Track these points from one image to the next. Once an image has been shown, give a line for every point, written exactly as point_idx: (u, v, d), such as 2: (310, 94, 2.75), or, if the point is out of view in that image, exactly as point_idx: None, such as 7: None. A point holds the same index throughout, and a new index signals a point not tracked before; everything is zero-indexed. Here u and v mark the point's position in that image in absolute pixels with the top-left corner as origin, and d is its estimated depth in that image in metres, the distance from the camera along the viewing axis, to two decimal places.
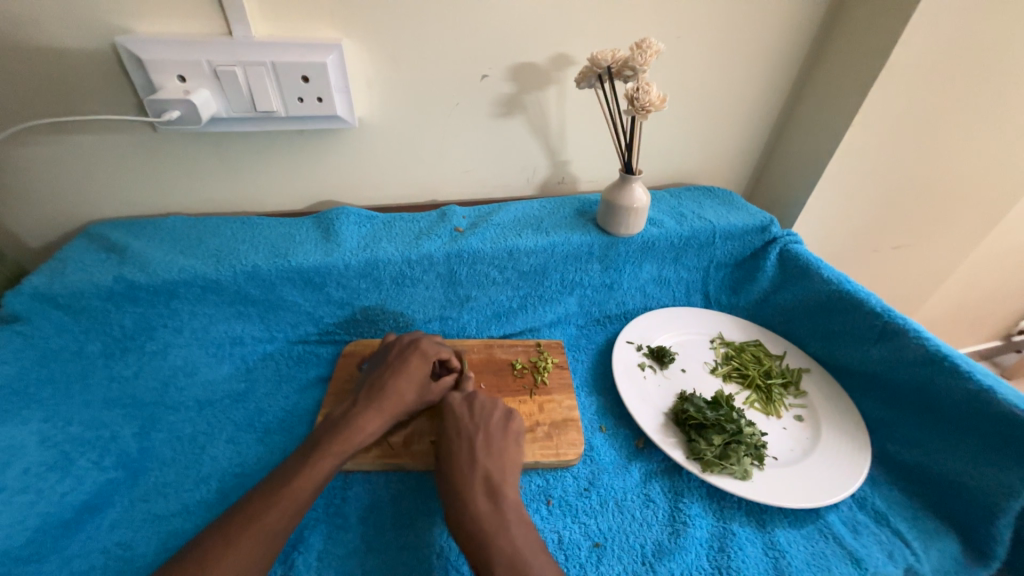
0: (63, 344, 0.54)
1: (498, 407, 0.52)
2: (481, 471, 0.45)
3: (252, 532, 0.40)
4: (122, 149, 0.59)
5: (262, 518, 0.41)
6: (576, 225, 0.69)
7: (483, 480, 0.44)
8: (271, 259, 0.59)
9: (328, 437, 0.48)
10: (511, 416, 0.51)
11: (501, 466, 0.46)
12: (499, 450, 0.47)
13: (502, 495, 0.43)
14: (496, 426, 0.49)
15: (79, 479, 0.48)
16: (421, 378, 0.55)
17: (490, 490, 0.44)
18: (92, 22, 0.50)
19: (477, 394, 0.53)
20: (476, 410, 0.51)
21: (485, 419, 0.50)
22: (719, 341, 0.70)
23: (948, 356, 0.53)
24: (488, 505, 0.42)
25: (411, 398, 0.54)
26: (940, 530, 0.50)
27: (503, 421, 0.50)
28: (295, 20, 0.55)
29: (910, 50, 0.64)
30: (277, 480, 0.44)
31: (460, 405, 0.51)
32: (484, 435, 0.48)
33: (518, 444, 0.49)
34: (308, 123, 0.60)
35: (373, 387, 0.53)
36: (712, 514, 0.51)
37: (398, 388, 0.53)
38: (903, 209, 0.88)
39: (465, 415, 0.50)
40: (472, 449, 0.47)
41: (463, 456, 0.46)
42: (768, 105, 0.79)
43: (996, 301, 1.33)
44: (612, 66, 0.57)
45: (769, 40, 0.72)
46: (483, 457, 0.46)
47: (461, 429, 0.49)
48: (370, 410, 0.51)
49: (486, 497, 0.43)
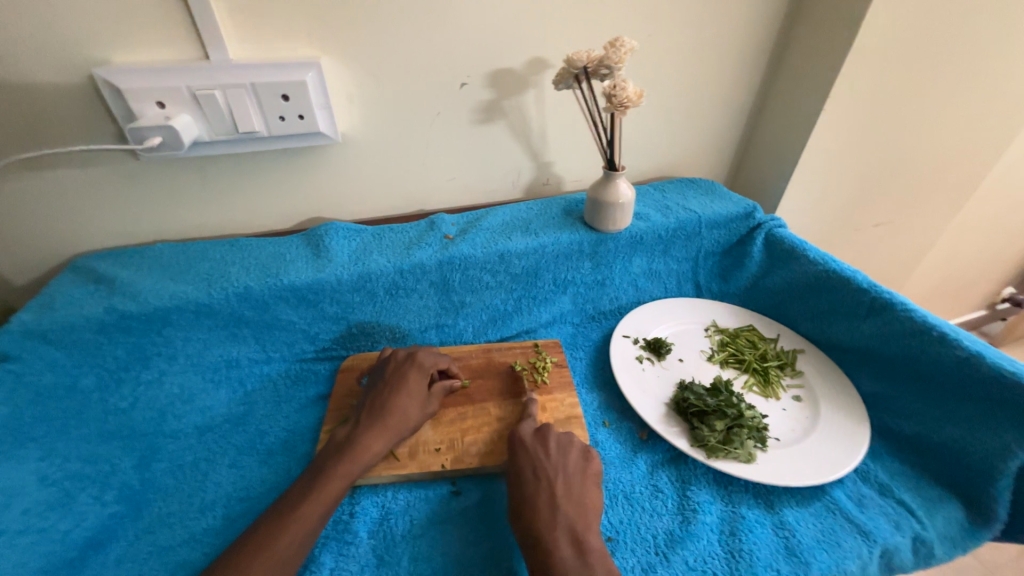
0: (55, 381, 0.53)
1: (575, 444, 0.51)
2: (565, 520, 0.43)
3: (265, 558, 0.40)
4: (105, 179, 0.58)
5: (273, 544, 0.41)
6: (565, 224, 0.70)
7: (568, 527, 0.43)
8: (262, 279, 0.58)
9: (335, 459, 0.48)
10: (590, 456, 0.50)
11: (581, 509, 0.45)
12: (579, 493, 0.46)
13: (586, 542, 0.42)
14: (574, 467, 0.48)
15: (81, 516, 0.47)
16: (422, 393, 0.55)
17: (574, 538, 0.42)
18: (66, 54, 0.50)
19: (550, 428, 0.52)
20: (556, 449, 0.50)
21: (565, 462, 0.49)
22: (713, 328, 0.71)
23: (935, 326, 0.55)
24: (572, 555, 0.41)
25: (415, 413, 0.54)
26: (943, 497, 0.51)
27: (582, 461, 0.49)
28: (271, 40, 0.55)
29: (873, 33, 0.67)
30: (286, 505, 0.44)
31: (535, 445, 0.50)
32: (563, 477, 0.47)
33: (597, 487, 0.48)
34: (291, 141, 0.60)
35: (375, 405, 0.53)
36: (721, 499, 0.51)
37: (399, 404, 0.53)
38: (879, 187, 0.90)
39: (543, 453, 0.49)
40: (551, 491, 0.45)
41: (543, 499, 0.45)
42: (742, 95, 0.81)
43: (977, 271, 1.37)
44: (588, 66, 0.58)
45: (738, 32, 0.74)
46: (565, 503, 0.45)
47: (539, 468, 0.48)
48: (374, 427, 0.51)
49: (569, 544, 0.42)
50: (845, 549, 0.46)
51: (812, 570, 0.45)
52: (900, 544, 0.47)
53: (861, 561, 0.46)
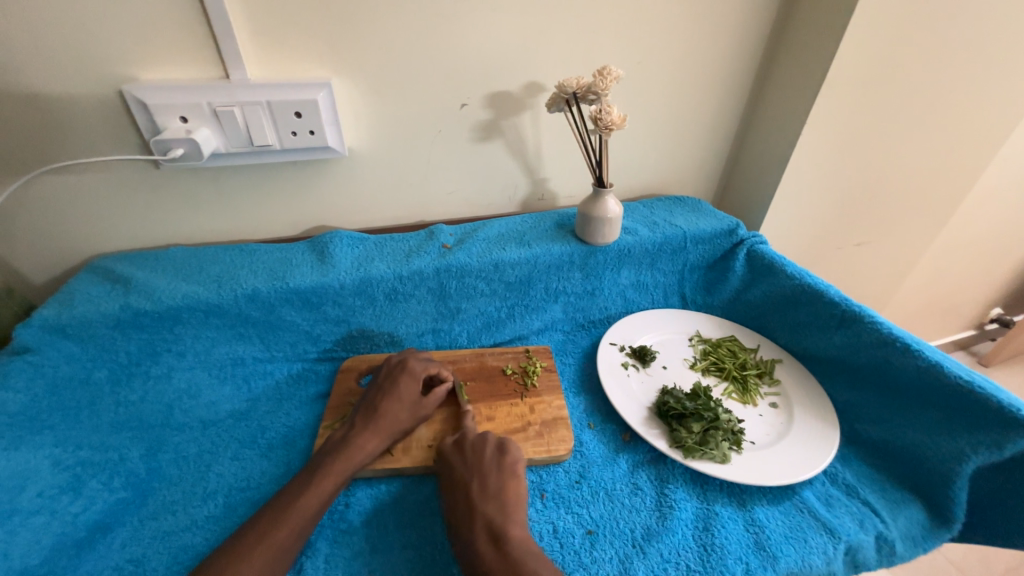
0: (71, 373, 0.56)
1: (490, 440, 0.54)
2: (481, 518, 0.46)
3: (266, 549, 0.43)
4: (126, 189, 0.63)
5: (273, 535, 0.44)
6: (557, 237, 0.74)
7: (483, 523, 0.46)
8: (269, 282, 0.62)
9: (331, 457, 0.51)
10: (502, 449, 0.52)
11: (498, 503, 0.47)
12: (494, 487, 0.49)
13: (506, 537, 0.45)
14: (489, 463, 0.51)
15: (91, 499, 0.50)
16: (413, 397, 0.58)
17: (490, 532, 0.45)
18: (101, 73, 0.55)
19: (467, 435, 0.55)
20: (471, 453, 0.52)
21: (479, 461, 0.51)
22: (697, 338, 0.74)
23: (899, 338, 0.59)
24: (491, 552, 0.44)
25: (407, 418, 0.56)
26: (906, 499, 0.54)
27: (497, 455, 0.52)
28: (288, 63, 0.60)
29: (844, 65, 0.72)
30: (285, 499, 0.47)
31: (451, 453, 0.53)
32: (479, 478, 0.50)
33: (518, 478, 0.50)
34: (302, 154, 0.65)
35: (368, 408, 0.56)
36: (697, 497, 0.54)
37: (392, 408, 0.56)
38: (860, 208, 0.95)
39: (460, 462, 0.52)
40: (468, 495, 0.48)
41: (461, 503, 0.48)
42: (727, 120, 0.86)
43: (962, 291, 1.41)
44: (577, 91, 0.63)
45: (721, 62, 0.79)
46: (481, 502, 0.47)
47: (457, 475, 0.51)
48: (367, 429, 0.54)
49: (488, 543, 0.44)
50: (811, 545, 0.49)
51: (779, 564, 0.48)
52: (863, 541, 0.50)
53: (826, 557, 0.49)
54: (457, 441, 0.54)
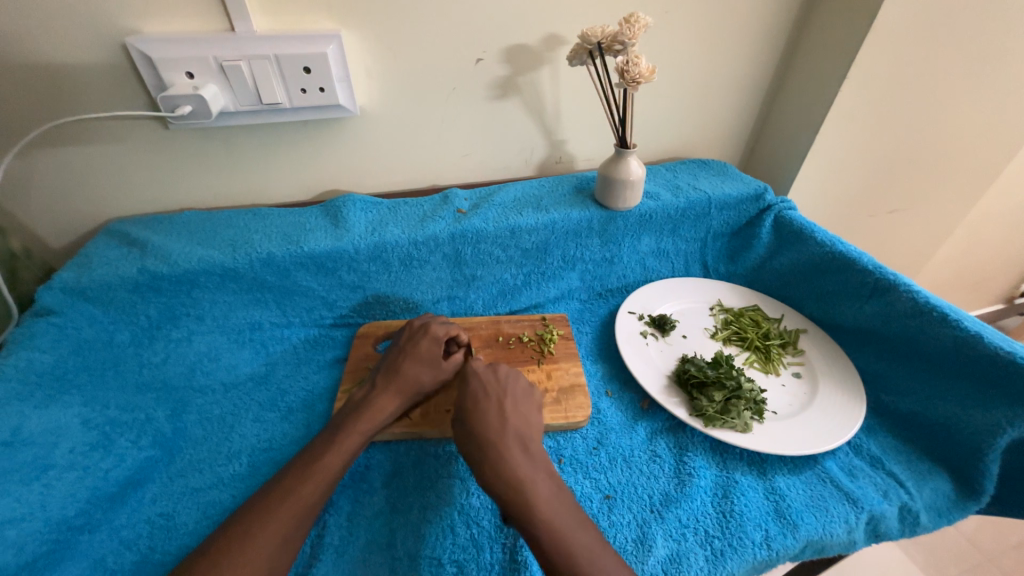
0: (94, 335, 0.57)
1: (521, 375, 0.53)
2: (513, 430, 0.47)
3: (290, 505, 0.43)
4: (134, 150, 0.61)
5: (298, 491, 0.44)
6: (575, 201, 0.71)
7: (516, 436, 0.46)
8: (284, 246, 0.61)
9: (352, 417, 0.51)
10: (533, 383, 0.53)
11: (529, 424, 0.48)
12: (525, 410, 0.49)
13: (532, 449, 0.46)
14: (519, 389, 0.51)
15: (121, 456, 0.51)
16: (434, 358, 0.57)
17: (522, 445, 0.46)
18: (102, 25, 0.52)
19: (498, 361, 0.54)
20: (502, 373, 0.52)
21: (511, 384, 0.51)
22: (718, 308, 0.72)
23: (937, 307, 0.56)
24: (521, 457, 0.45)
25: (427, 379, 0.56)
26: (933, 471, 0.53)
27: (527, 386, 0.52)
28: (293, 13, 0.57)
29: (896, 11, 0.65)
30: (309, 457, 0.47)
31: (484, 372, 0.51)
32: (509, 397, 0.49)
33: (538, 408, 0.51)
34: (312, 113, 0.62)
35: (388, 369, 0.56)
36: (716, 465, 0.54)
37: (410, 368, 0.56)
38: (898, 173, 0.89)
39: (492, 379, 0.51)
40: (501, 408, 0.48)
41: (493, 414, 0.47)
42: (759, 76, 0.81)
43: (996, 263, 1.34)
44: (602, 41, 0.59)
45: (757, 11, 0.73)
46: (513, 416, 0.48)
47: (489, 390, 0.50)
48: (388, 389, 0.54)
49: (518, 450, 0.45)
50: (832, 514, 0.49)
51: (799, 532, 0.47)
52: (886, 511, 0.49)
53: (847, 526, 0.48)
54: (490, 363, 0.53)
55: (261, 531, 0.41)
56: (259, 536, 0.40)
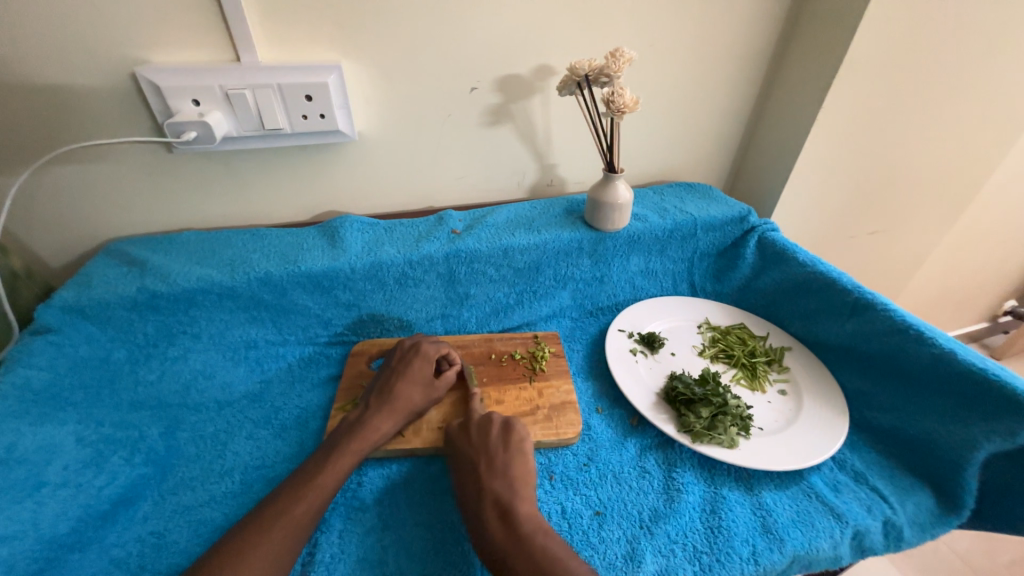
0: (91, 353, 0.57)
1: (495, 422, 0.53)
2: (489, 496, 0.46)
3: (283, 524, 0.43)
4: (138, 172, 0.63)
5: (292, 510, 0.44)
6: (566, 222, 0.74)
7: (492, 502, 0.46)
8: (282, 265, 0.63)
9: (346, 438, 0.51)
10: (508, 427, 0.52)
11: (507, 482, 0.47)
12: (502, 466, 0.49)
13: (512, 512, 0.45)
14: (495, 442, 0.51)
15: (114, 474, 0.51)
16: (427, 379, 0.58)
17: (500, 512, 0.45)
18: (113, 55, 0.55)
19: (472, 417, 0.54)
20: (476, 433, 0.52)
21: (486, 441, 0.51)
22: (706, 326, 0.74)
23: (912, 325, 0.58)
24: (498, 526, 0.44)
25: (420, 400, 0.57)
26: (915, 486, 0.54)
27: (503, 435, 0.52)
28: (297, 45, 0.60)
29: (863, 47, 0.70)
30: (302, 477, 0.47)
31: (456, 436, 0.53)
32: (485, 458, 0.49)
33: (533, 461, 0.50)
34: (312, 138, 0.65)
35: (382, 390, 0.57)
36: (704, 481, 0.55)
37: (403, 388, 0.57)
38: (875, 196, 0.93)
39: (467, 443, 0.52)
40: (476, 475, 0.48)
41: (470, 486, 0.48)
42: (740, 105, 0.85)
43: (976, 282, 1.38)
44: (589, 73, 0.62)
45: (736, 45, 0.77)
46: (487, 479, 0.48)
47: (465, 456, 0.51)
48: (382, 411, 0.54)
49: (495, 518, 0.45)
50: (818, 529, 0.50)
51: (785, 547, 0.48)
52: (870, 526, 0.50)
53: (833, 541, 0.49)
54: (462, 424, 0.54)
55: (254, 550, 0.41)
56: (252, 555, 0.41)
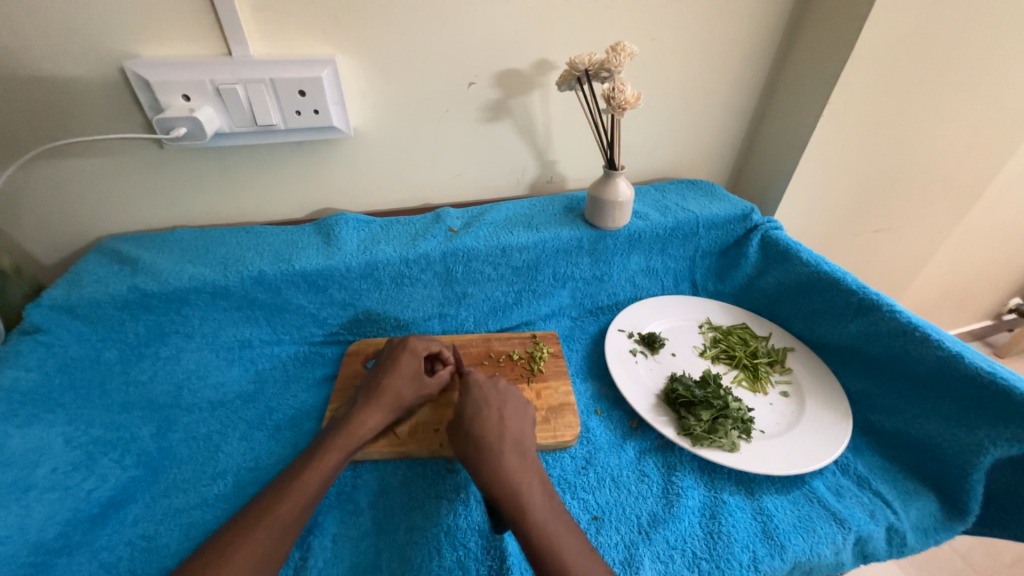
0: (81, 353, 0.57)
1: (520, 388, 0.55)
2: (510, 434, 0.48)
3: (269, 524, 0.42)
4: (130, 168, 0.62)
5: (277, 508, 0.43)
6: (566, 220, 0.73)
7: (513, 443, 0.47)
8: (275, 264, 0.62)
9: (333, 434, 0.51)
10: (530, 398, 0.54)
11: (525, 434, 0.49)
12: (522, 422, 0.50)
13: (527, 455, 0.47)
14: (515, 401, 0.52)
15: (103, 476, 0.51)
16: (416, 374, 0.57)
17: (518, 454, 0.47)
18: (101, 48, 0.54)
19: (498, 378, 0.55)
20: (501, 385, 0.53)
21: (509, 396, 0.52)
22: (707, 326, 0.73)
23: (919, 327, 0.57)
24: (515, 459, 0.46)
25: (409, 395, 0.56)
26: (919, 490, 0.54)
27: (524, 398, 0.54)
28: (289, 39, 0.58)
29: (872, 41, 0.68)
30: (289, 475, 0.47)
31: (483, 382, 0.53)
32: (508, 406, 0.51)
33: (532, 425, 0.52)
34: (306, 134, 0.64)
35: (372, 385, 0.56)
36: (704, 485, 0.54)
37: (394, 384, 0.56)
38: (881, 193, 0.92)
39: (491, 391, 0.52)
40: (500, 415, 0.49)
41: (490, 422, 0.48)
42: (745, 100, 0.83)
43: (982, 280, 1.37)
44: (589, 68, 0.61)
45: (740, 38, 0.76)
46: (509, 422, 0.49)
47: (488, 399, 0.51)
48: (370, 406, 0.53)
49: (515, 455, 0.46)
50: (819, 535, 0.49)
51: (786, 553, 0.47)
52: (873, 532, 0.49)
53: (834, 547, 0.48)
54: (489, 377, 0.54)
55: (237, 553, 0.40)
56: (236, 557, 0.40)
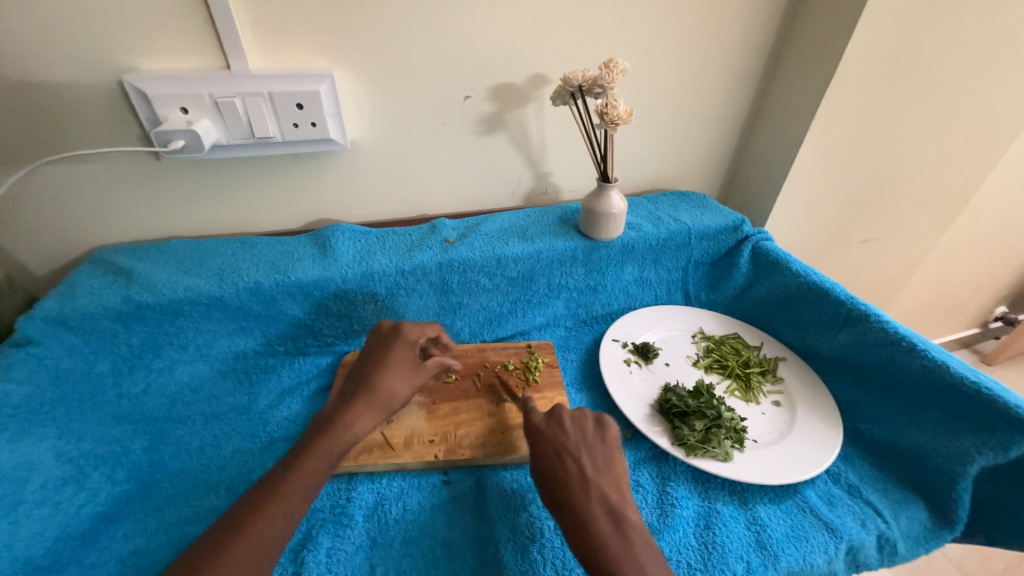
0: (72, 365, 0.56)
1: (586, 416, 0.53)
2: (597, 492, 0.46)
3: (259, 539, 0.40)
4: (127, 179, 0.62)
5: (251, 525, 0.40)
6: (560, 232, 0.73)
7: (602, 500, 0.45)
8: (271, 275, 0.62)
9: (320, 435, 0.47)
10: (603, 423, 0.52)
11: (614, 485, 0.47)
12: (605, 462, 0.49)
13: (622, 515, 0.44)
14: (591, 438, 0.51)
15: (94, 491, 0.50)
16: (409, 365, 0.54)
17: (610, 512, 0.44)
18: (101, 62, 0.54)
19: (562, 409, 0.53)
20: (571, 426, 0.52)
21: (581, 434, 0.51)
22: (700, 335, 0.74)
23: (906, 337, 0.58)
24: (609, 527, 0.43)
25: (404, 391, 0.53)
26: (909, 499, 0.54)
27: (597, 431, 0.51)
28: (287, 53, 0.59)
29: (855, 58, 0.70)
30: (273, 481, 0.44)
31: (549, 428, 0.51)
32: (585, 453, 0.49)
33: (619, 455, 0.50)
34: (303, 147, 0.64)
35: (362, 382, 0.52)
36: (698, 495, 0.54)
37: (386, 379, 0.52)
38: (868, 204, 0.94)
39: (563, 433, 0.51)
40: (580, 468, 0.47)
41: (572, 478, 0.47)
42: (735, 113, 0.85)
43: (968, 288, 1.39)
44: (583, 84, 0.62)
45: (730, 55, 0.78)
46: (595, 476, 0.47)
47: (563, 450, 0.49)
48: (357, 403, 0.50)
49: (606, 518, 0.44)
50: (812, 544, 0.49)
51: (780, 563, 0.48)
52: (864, 541, 0.50)
53: (827, 556, 0.49)
54: (551, 415, 0.53)
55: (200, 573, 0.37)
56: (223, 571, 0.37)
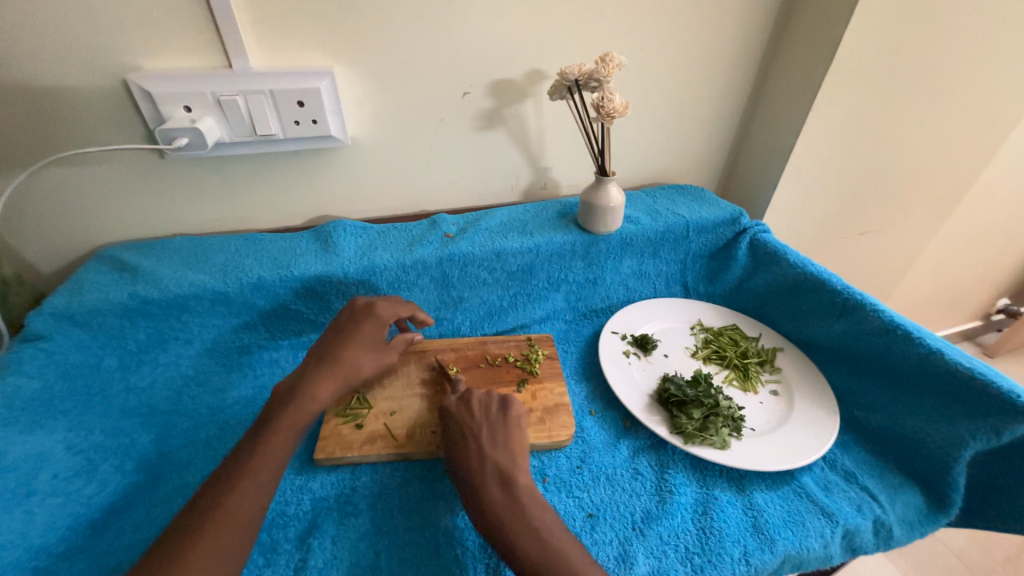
0: (82, 360, 0.57)
1: (494, 397, 0.55)
2: (491, 465, 0.48)
3: (226, 519, 0.40)
4: (131, 177, 0.63)
5: (226, 503, 0.41)
6: (559, 226, 0.74)
7: (493, 471, 0.48)
8: (274, 271, 0.63)
9: (283, 410, 0.48)
10: (507, 404, 0.54)
11: (510, 455, 0.49)
12: (504, 439, 0.51)
13: (513, 481, 0.47)
14: (494, 417, 0.53)
15: (104, 482, 0.51)
16: (376, 344, 0.58)
17: (501, 480, 0.47)
18: (106, 62, 0.55)
19: (472, 393, 0.56)
20: (477, 406, 0.54)
21: (484, 416, 0.53)
22: (699, 327, 0.74)
23: (901, 326, 0.59)
24: (501, 494, 0.46)
25: (368, 367, 0.56)
26: (905, 485, 0.55)
27: (500, 411, 0.53)
28: (288, 51, 0.60)
29: (851, 50, 0.71)
30: (239, 465, 0.44)
31: (458, 410, 0.54)
32: (488, 430, 0.51)
33: (523, 430, 0.53)
34: (305, 143, 0.65)
35: (328, 357, 0.54)
36: (696, 482, 0.55)
37: (352, 355, 0.55)
38: (867, 196, 0.94)
39: (468, 415, 0.53)
40: (479, 445, 0.50)
41: (471, 454, 0.49)
42: (732, 107, 0.85)
43: (970, 281, 1.40)
44: (579, 78, 0.63)
45: (727, 49, 0.78)
46: (491, 450, 0.49)
47: (467, 429, 0.52)
48: (323, 377, 0.52)
49: (497, 485, 0.47)
50: (808, 528, 0.50)
51: (776, 546, 0.49)
52: (860, 525, 0.51)
53: (823, 540, 0.49)
54: (462, 397, 0.56)
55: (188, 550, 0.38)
56: (200, 556, 0.38)
